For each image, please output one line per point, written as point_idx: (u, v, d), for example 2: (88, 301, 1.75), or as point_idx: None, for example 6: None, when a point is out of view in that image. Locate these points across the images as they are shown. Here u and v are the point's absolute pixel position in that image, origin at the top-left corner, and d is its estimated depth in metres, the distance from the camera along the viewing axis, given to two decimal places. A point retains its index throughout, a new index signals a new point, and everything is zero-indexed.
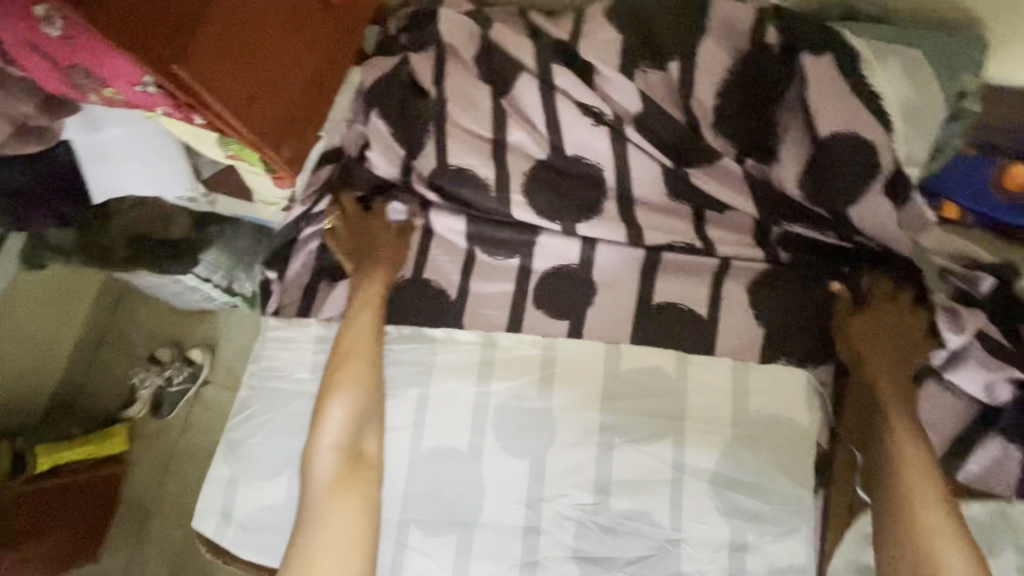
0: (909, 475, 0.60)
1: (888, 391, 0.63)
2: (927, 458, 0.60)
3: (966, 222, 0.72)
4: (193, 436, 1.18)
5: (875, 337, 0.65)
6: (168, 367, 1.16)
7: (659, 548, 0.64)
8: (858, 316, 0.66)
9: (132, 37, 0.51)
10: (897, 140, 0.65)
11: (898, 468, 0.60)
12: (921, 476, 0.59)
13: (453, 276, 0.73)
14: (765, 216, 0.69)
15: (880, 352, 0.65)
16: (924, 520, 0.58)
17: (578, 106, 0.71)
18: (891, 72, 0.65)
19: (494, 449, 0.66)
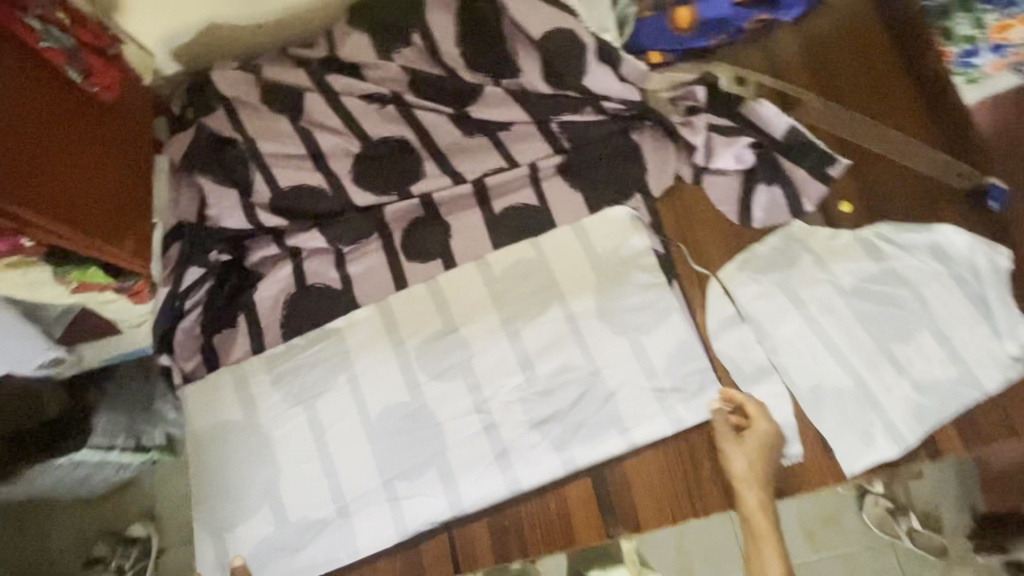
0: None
1: (758, 519, 0.72)
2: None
3: (668, 62, 0.91)
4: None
5: (752, 460, 0.73)
6: (113, 558, 1.10)
7: (588, 383, 0.80)
8: (741, 444, 0.74)
9: None
10: (586, 21, 0.84)
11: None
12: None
13: (330, 273, 0.84)
14: (539, 116, 0.85)
15: (761, 479, 0.73)
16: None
17: (363, 98, 0.84)
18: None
19: (425, 383, 0.81)
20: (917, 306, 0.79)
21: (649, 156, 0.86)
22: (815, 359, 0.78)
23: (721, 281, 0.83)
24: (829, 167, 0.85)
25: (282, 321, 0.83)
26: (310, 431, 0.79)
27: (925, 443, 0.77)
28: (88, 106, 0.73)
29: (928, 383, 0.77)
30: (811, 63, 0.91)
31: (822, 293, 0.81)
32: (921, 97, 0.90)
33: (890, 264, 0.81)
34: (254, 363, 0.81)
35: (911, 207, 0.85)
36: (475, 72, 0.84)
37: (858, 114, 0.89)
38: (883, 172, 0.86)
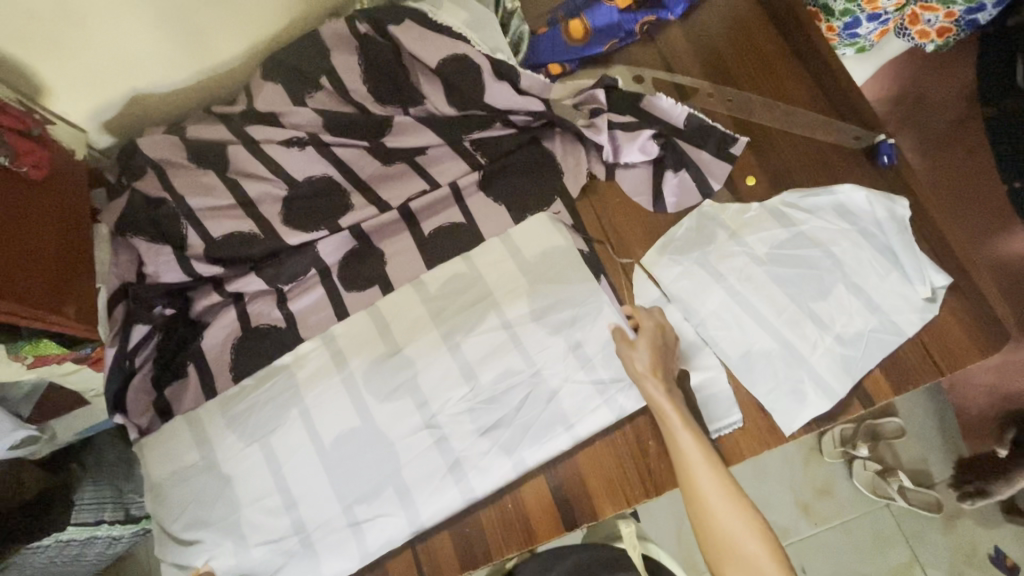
0: (694, 470, 0.70)
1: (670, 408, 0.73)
2: (701, 448, 0.71)
3: (568, 71, 0.98)
4: None
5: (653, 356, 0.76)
6: None
7: (531, 385, 0.80)
8: (635, 344, 0.77)
9: None
10: (479, 45, 0.89)
11: (685, 460, 0.71)
12: (710, 477, 0.69)
13: (274, 312, 0.87)
14: (452, 137, 0.90)
15: (660, 369, 0.76)
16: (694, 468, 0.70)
17: (282, 143, 0.88)
18: (451, 9, 0.90)
19: (374, 405, 0.79)
20: (833, 266, 0.83)
21: (561, 159, 0.91)
22: (742, 327, 0.82)
23: (645, 267, 0.87)
24: (729, 146, 0.91)
25: (230, 365, 0.86)
26: (266, 468, 0.79)
27: (856, 392, 0.80)
28: (13, 183, 0.75)
29: (851, 336, 0.80)
30: (701, 55, 0.98)
31: (739, 262, 0.84)
32: (806, 70, 0.96)
33: (800, 228, 0.85)
34: (207, 407, 0.82)
35: (811, 173, 0.90)
36: (385, 106, 0.90)
37: (752, 94, 0.95)
38: (784, 141, 0.92)
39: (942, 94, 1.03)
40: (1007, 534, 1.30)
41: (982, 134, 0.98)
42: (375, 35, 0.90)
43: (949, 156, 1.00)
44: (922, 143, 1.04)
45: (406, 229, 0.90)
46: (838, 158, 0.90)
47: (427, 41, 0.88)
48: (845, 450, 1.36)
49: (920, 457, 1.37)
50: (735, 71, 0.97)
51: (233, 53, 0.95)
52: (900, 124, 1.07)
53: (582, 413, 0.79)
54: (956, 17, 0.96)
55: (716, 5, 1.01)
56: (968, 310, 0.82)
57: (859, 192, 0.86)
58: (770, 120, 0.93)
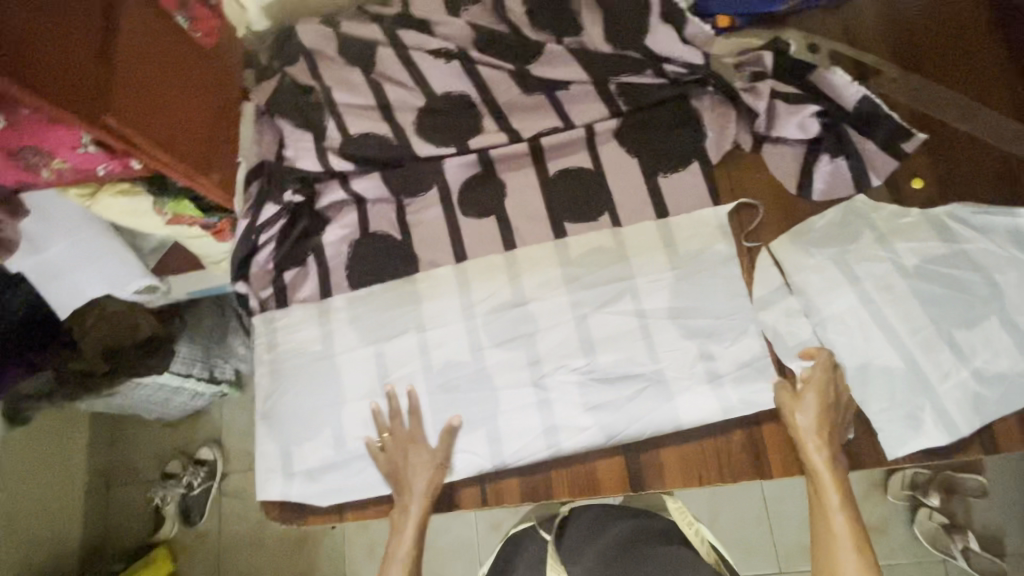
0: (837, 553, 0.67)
1: (828, 480, 0.70)
2: (852, 531, 0.68)
3: (736, 27, 0.89)
4: (235, 518, 1.38)
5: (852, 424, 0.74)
6: (184, 476, 1.37)
7: (649, 379, 0.78)
8: (800, 400, 0.73)
9: (71, 100, 0.63)
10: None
11: (830, 539, 0.68)
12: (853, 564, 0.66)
13: (390, 219, 0.90)
14: (599, 77, 0.85)
15: (828, 436, 0.71)
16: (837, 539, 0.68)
17: (429, 53, 0.87)
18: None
19: (487, 342, 0.83)
20: (996, 308, 0.74)
21: (709, 121, 0.85)
22: (866, 338, 0.75)
23: (772, 252, 0.81)
24: (901, 141, 0.81)
25: (345, 260, 0.90)
26: (376, 368, 0.84)
27: (979, 434, 0.73)
28: (184, 47, 0.80)
29: (991, 375, 0.72)
30: (894, 33, 0.86)
31: (879, 269, 0.77)
32: (1019, 71, 0.82)
33: (962, 246, 0.77)
34: (334, 296, 0.88)
35: (994, 189, 0.79)
36: (539, 31, 0.85)
37: (944, 87, 0.83)
38: (970, 148, 0.80)
39: None
40: None
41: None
42: None
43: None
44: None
45: (531, 166, 0.89)
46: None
47: None
48: (912, 494, 1.27)
49: (996, 522, 1.26)
50: (930, 57, 0.84)
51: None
52: None
53: (682, 398, 0.77)
54: None
55: None
56: None
57: None
58: (959, 119, 0.81)
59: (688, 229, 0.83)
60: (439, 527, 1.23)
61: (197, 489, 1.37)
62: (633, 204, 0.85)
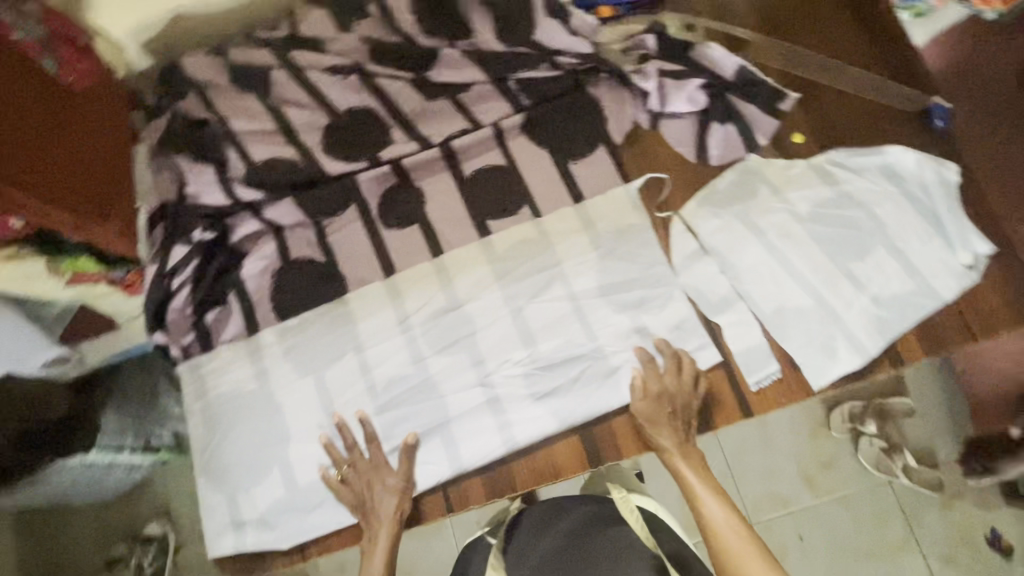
0: (721, 534, 0.70)
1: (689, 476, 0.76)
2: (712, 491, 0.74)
3: (619, 15, 0.93)
4: None
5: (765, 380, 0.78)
6: (134, 557, 1.26)
7: (590, 358, 0.81)
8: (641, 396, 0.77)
9: None
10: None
11: (709, 522, 0.72)
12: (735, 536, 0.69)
13: (312, 243, 0.88)
14: (498, 77, 0.88)
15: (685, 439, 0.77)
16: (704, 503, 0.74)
17: (325, 72, 0.86)
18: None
19: (428, 350, 0.83)
20: (881, 237, 0.82)
21: (607, 106, 0.90)
22: (777, 283, 0.81)
23: (684, 219, 0.86)
24: (778, 102, 0.89)
25: (270, 292, 0.87)
26: (319, 397, 0.82)
27: (887, 353, 0.80)
28: (58, 94, 0.76)
29: (887, 298, 0.80)
30: (757, 6, 0.94)
31: (778, 219, 0.84)
32: (866, 27, 0.92)
33: (843, 188, 0.85)
34: (265, 331, 0.85)
35: (862, 133, 0.87)
36: (432, 38, 0.86)
37: (807, 49, 0.92)
38: (839, 101, 0.89)
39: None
40: (1008, 517, 1.31)
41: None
42: None
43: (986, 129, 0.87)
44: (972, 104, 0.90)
45: (446, 170, 0.90)
46: (888, 118, 0.88)
47: None
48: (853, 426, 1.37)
49: (928, 437, 1.36)
50: (791, 24, 0.93)
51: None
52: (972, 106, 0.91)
53: (624, 371, 0.80)
54: None
55: None
56: (1007, 283, 0.81)
57: (910, 153, 0.84)
58: (824, 76, 0.90)
59: (604, 209, 0.87)
60: (417, 548, 1.21)
61: (149, 567, 1.26)
62: (550, 194, 0.88)
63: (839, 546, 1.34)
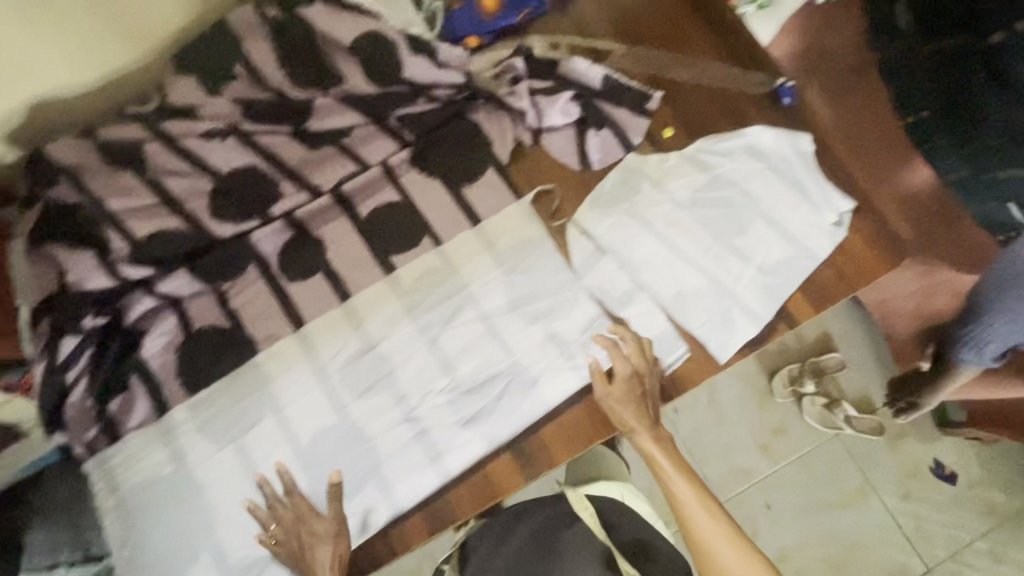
0: (693, 517, 0.75)
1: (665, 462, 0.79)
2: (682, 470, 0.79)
3: (487, 43, 0.98)
4: None
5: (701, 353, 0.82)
6: None
7: (510, 374, 0.82)
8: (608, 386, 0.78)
9: None
10: (388, 20, 0.86)
11: (678, 498, 0.77)
12: (704, 518, 0.75)
13: (215, 310, 0.86)
14: (378, 117, 0.90)
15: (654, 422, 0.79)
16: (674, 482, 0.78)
17: (201, 137, 0.85)
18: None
19: (349, 397, 0.82)
20: (757, 211, 0.88)
21: (489, 129, 0.93)
22: (672, 270, 0.86)
23: (578, 224, 0.90)
24: (645, 102, 0.94)
25: (178, 368, 0.84)
26: (242, 468, 0.79)
27: (781, 317, 0.85)
28: None
29: (771, 266, 0.86)
30: (612, 18, 1.00)
31: (662, 210, 0.89)
32: (711, 24, 1.00)
33: (716, 171, 0.91)
34: (175, 409, 0.82)
35: (724, 119, 0.94)
36: (304, 89, 0.86)
37: (662, 51, 0.99)
38: (699, 94, 0.96)
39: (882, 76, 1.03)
40: (944, 446, 1.40)
41: (884, 92, 1.05)
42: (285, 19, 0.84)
43: (836, 120, 1.07)
44: (828, 87, 1.08)
45: (343, 215, 0.90)
46: (745, 103, 0.95)
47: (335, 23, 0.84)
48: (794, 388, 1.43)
49: (861, 386, 1.44)
50: (646, 31, 1.00)
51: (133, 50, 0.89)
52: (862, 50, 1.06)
53: (544, 380, 0.81)
54: None
55: None
56: (874, 232, 0.89)
57: (766, 132, 0.92)
58: (682, 73, 0.97)
59: (501, 227, 0.89)
60: None
61: None
62: (447, 221, 0.90)
63: (802, 507, 1.38)
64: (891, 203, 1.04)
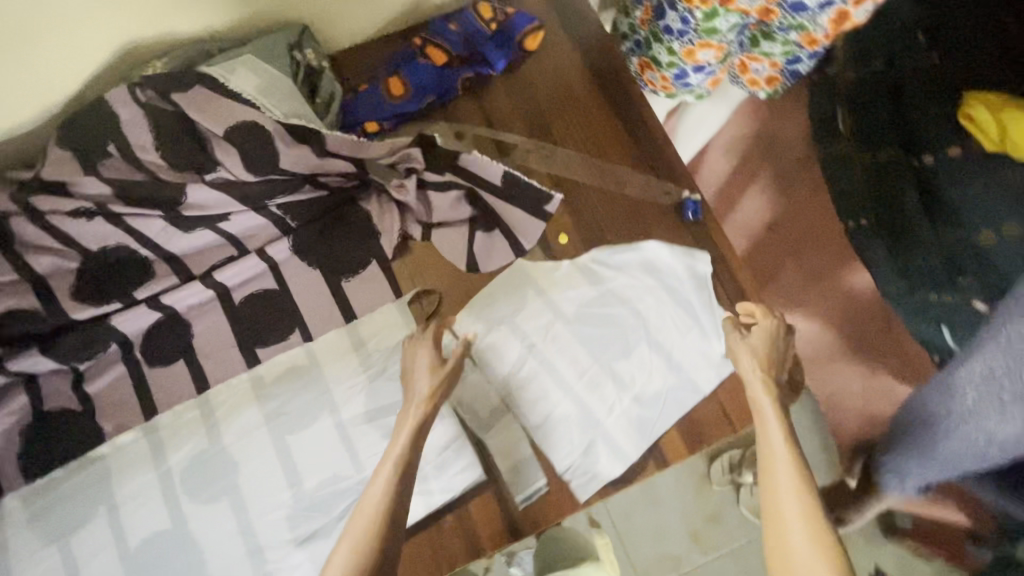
0: (774, 473, 0.69)
1: (768, 415, 0.73)
2: (791, 453, 0.70)
3: (388, 129, 0.94)
4: None
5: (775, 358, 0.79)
6: None
7: (357, 492, 0.78)
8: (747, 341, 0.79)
9: None
10: (271, 111, 0.83)
11: (769, 482, 0.69)
12: (788, 474, 0.68)
13: (67, 392, 0.82)
14: (256, 204, 0.85)
15: (770, 365, 0.77)
16: (774, 460, 0.70)
17: (68, 214, 0.81)
18: (244, 74, 0.83)
19: (188, 503, 0.78)
20: (644, 334, 0.83)
21: (376, 221, 0.88)
22: (543, 392, 0.81)
23: (455, 331, 0.86)
24: (544, 205, 0.90)
25: (20, 452, 0.80)
26: (65, 571, 0.76)
27: (653, 455, 0.80)
28: None
29: (649, 397, 0.81)
30: (523, 110, 0.97)
31: (543, 322, 0.85)
32: (626, 125, 0.96)
33: (607, 286, 0.86)
34: (12, 500, 0.79)
35: (625, 230, 0.90)
36: (179, 172, 0.83)
37: (571, 150, 0.95)
38: (601, 201, 0.92)
39: (770, 191, 1.24)
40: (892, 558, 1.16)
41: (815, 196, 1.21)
42: (162, 102, 0.82)
43: (766, 239, 1.22)
44: (773, 184, 1.24)
45: (215, 303, 0.87)
46: (650, 212, 0.91)
47: (213, 106, 0.81)
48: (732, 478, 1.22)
49: None
50: (557, 126, 0.96)
51: (77, 78, 0.85)
52: (777, 156, 1.25)
53: None
54: (780, 68, 1.01)
55: (548, 53, 1.00)
56: None
57: (664, 249, 0.87)
58: (587, 177, 0.93)
59: (375, 328, 0.86)
60: None
61: None
62: (321, 317, 0.86)
63: None
64: (823, 297, 1.19)
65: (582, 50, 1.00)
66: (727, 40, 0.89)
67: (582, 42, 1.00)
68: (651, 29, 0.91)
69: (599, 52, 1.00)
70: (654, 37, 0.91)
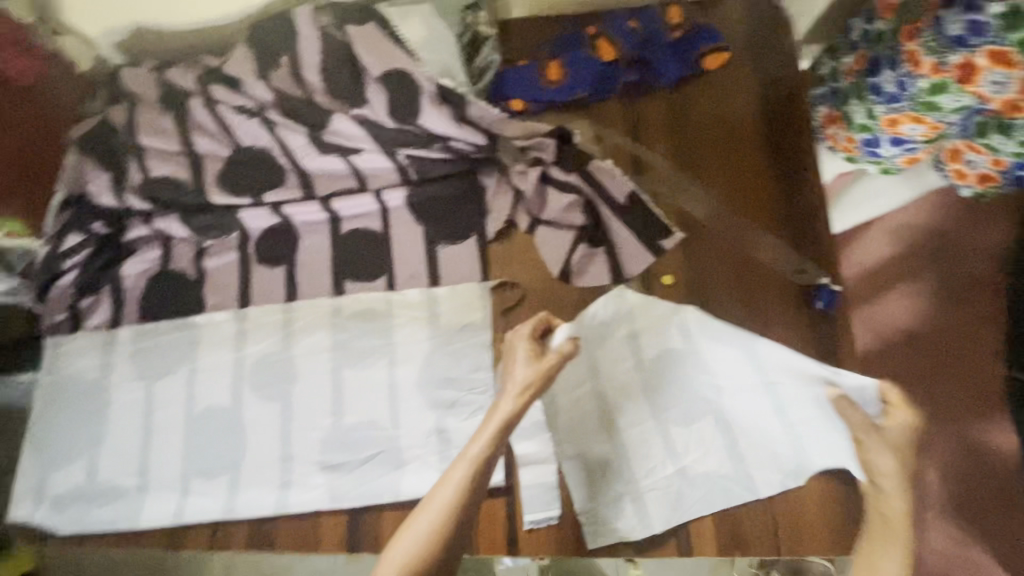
0: (881, 560, 0.65)
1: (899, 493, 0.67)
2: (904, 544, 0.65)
3: (531, 111, 0.92)
4: None
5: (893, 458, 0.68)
6: None
7: (386, 444, 0.82)
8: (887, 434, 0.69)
9: None
10: (426, 66, 0.85)
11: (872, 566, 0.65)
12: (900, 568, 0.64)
13: (189, 259, 0.94)
14: (389, 149, 0.89)
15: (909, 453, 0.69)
16: (884, 547, 0.65)
17: (234, 109, 0.91)
18: (413, 22, 0.85)
19: (248, 393, 0.86)
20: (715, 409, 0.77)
21: (490, 200, 0.89)
22: (587, 426, 0.78)
23: None
24: (660, 238, 0.84)
25: (141, 296, 0.93)
26: (143, 407, 0.88)
27: (677, 534, 0.74)
28: None
29: (695, 475, 0.75)
30: (674, 132, 0.90)
31: (615, 356, 0.80)
32: (780, 184, 0.87)
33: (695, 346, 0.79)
34: (122, 332, 0.91)
35: (736, 294, 0.82)
36: (333, 100, 0.88)
37: (709, 191, 0.87)
38: (722, 254, 0.84)
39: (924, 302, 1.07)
40: None
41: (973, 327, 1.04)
42: (337, 35, 0.87)
43: (903, 352, 1.04)
44: (932, 296, 1.07)
45: (325, 225, 0.92)
46: (769, 286, 0.82)
47: (376, 52, 0.85)
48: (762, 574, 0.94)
49: None
50: (704, 161, 0.89)
51: None
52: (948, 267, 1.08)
53: (411, 468, 0.80)
54: (1004, 168, 0.77)
55: (723, 82, 0.92)
56: (846, 501, 0.74)
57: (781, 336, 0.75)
58: (717, 224, 0.85)
59: (453, 301, 0.86)
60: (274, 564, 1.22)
61: None
62: (408, 272, 0.89)
63: None
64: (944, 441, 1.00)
65: (760, 89, 0.91)
66: (947, 121, 0.73)
67: (763, 80, 0.91)
68: (858, 82, 0.77)
69: (779, 96, 0.90)
70: (857, 88, 0.78)
